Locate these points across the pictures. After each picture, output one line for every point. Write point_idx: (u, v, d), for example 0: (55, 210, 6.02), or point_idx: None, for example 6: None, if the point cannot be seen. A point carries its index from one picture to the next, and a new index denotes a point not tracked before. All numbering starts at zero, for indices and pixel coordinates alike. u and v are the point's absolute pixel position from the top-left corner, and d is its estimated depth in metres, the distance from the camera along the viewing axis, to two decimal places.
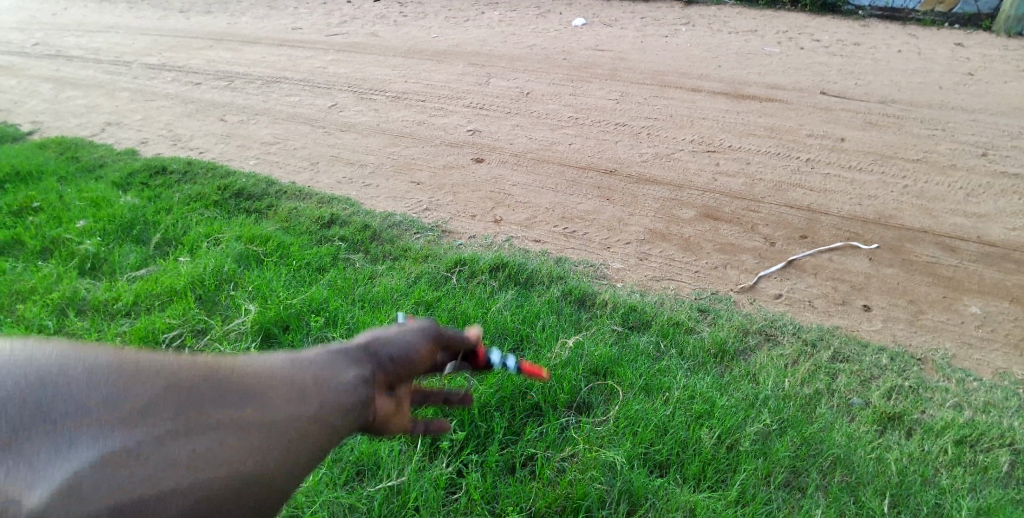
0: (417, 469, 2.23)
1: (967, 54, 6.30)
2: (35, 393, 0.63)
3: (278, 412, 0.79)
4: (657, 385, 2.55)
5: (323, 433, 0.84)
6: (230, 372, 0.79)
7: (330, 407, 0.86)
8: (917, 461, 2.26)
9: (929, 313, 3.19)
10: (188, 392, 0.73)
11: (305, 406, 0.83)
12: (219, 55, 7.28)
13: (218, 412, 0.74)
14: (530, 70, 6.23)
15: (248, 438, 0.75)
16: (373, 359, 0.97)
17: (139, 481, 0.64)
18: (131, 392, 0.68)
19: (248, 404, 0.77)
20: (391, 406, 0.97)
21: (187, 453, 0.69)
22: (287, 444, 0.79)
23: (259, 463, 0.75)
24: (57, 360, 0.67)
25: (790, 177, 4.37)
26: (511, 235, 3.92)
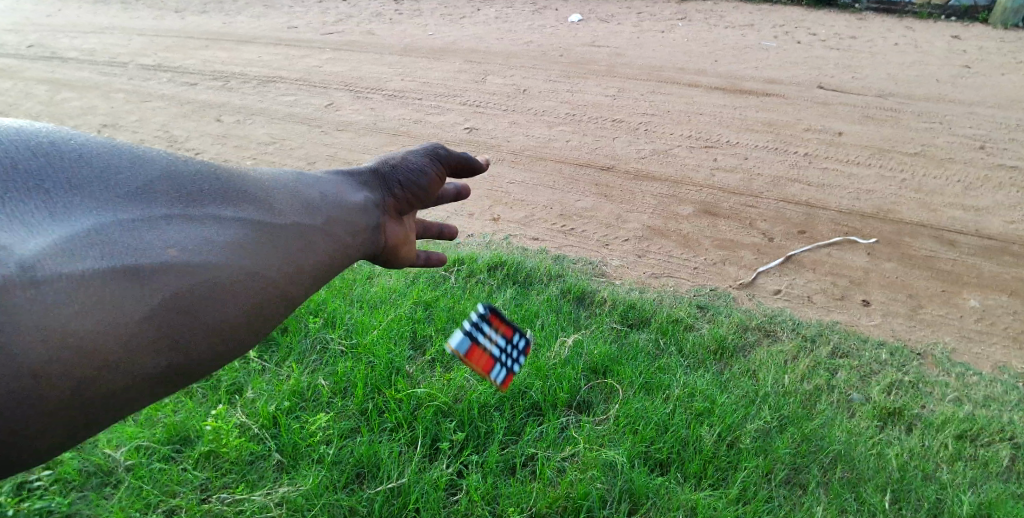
0: (418, 470, 2.23)
1: (964, 47, 6.29)
2: (28, 188, 0.82)
3: (237, 214, 0.98)
4: (657, 383, 2.55)
5: (285, 234, 1.02)
6: (188, 175, 0.98)
7: (283, 215, 1.05)
8: (918, 457, 2.26)
9: (928, 307, 3.19)
10: (155, 190, 0.91)
11: (262, 212, 1.02)
12: (214, 55, 7.25)
13: (182, 204, 0.92)
14: (527, 67, 6.20)
15: (214, 227, 0.93)
16: (381, 185, 1.37)
17: (128, 245, 0.81)
18: (105, 186, 0.87)
19: (210, 201, 0.96)
20: (401, 230, 1.37)
21: (166, 232, 0.86)
22: (252, 239, 0.96)
23: (233, 249, 0.92)
24: (37, 165, 0.86)
25: (788, 172, 4.37)
26: (509, 233, 3.91)
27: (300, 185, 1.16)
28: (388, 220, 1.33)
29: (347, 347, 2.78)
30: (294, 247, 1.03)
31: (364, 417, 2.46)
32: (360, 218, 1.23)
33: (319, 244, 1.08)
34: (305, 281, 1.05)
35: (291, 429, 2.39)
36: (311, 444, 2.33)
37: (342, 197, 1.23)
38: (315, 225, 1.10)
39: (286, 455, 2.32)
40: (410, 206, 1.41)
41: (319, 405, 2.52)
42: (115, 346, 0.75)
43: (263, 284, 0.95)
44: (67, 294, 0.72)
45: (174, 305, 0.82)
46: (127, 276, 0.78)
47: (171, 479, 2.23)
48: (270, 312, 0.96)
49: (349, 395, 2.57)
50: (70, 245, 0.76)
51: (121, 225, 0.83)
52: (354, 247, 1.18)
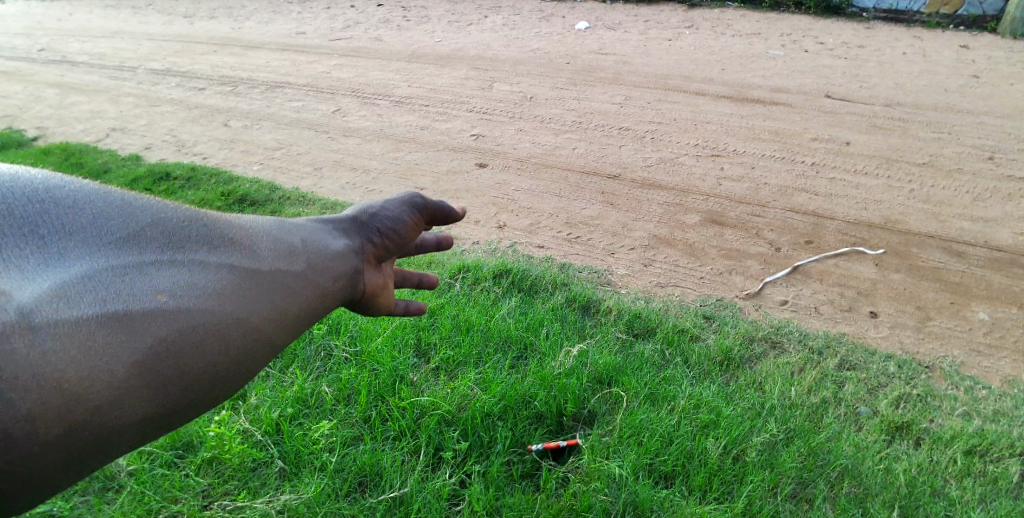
0: (420, 479, 2.22)
1: (973, 57, 6.26)
2: (22, 235, 0.82)
3: (223, 259, 0.98)
4: (662, 394, 2.53)
5: (268, 281, 1.03)
6: (176, 219, 0.99)
7: (268, 260, 1.06)
8: (926, 472, 2.23)
9: (937, 319, 3.16)
10: (144, 235, 0.92)
11: (248, 258, 1.03)
12: (222, 60, 7.29)
13: (170, 248, 0.93)
14: (533, 75, 6.22)
15: (202, 272, 0.93)
16: (358, 232, 1.35)
17: (117, 290, 0.82)
18: (92, 233, 0.88)
19: (196, 245, 0.97)
20: (379, 276, 1.36)
21: (155, 278, 0.87)
22: (237, 285, 0.97)
23: (218, 296, 0.93)
24: (32, 211, 0.86)
25: (795, 182, 4.35)
26: (515, 241, 3.90)
27: (284, 230, 1.17)
28: (366, 267, 1.32)
29: (351, 354, 2.77)
30: (278, 291, 1.04)
31: (367, 426, 2.45)
32: (340, 264, 1.24)
33: (303, 289, 1.10)
34: (288, 326, 1.05)
35: (294, 436, 2.38)
36: (314, 451, 2.32)
37: (321, 244, 1.23)
38: (298, 270, 1.11)
39: (288, 463, 2.31)
40: (388, 253, 1.39)
41: (322, 412, 2.51)
42: (104, 393, 0.75)
43: (248, 329, 0.96)
44: (60, 341, 0.72)
45: (163, 350, 0.83)
46: (115, 325, 0.78)
47: (173, 485, 2.22)
48: (253, 357, 0.97)
49: (352, 402, 2.56)
50: (62, 291, 0.77)
51: (111, 271, 0.83)
52: (334, 292, 1.20)
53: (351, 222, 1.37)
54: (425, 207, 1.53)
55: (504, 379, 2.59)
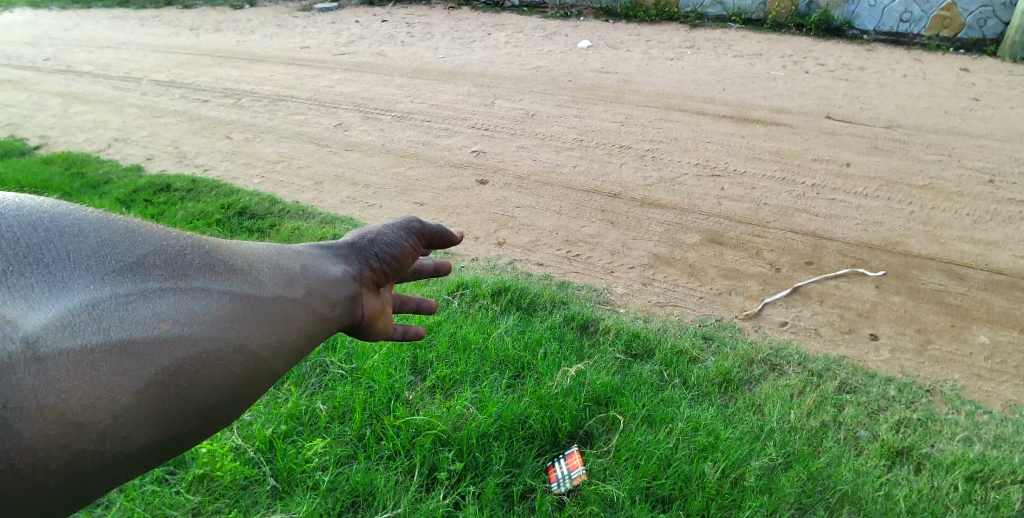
0: (414, 501, 2.19)
1: (973, 80, 6.29)
2: (27, 263, 0.82)
3: (225, 287, 1.00)
4: (660, 416, 2.51)
5: (269, 308, 1.04)
6: (178, 248, 1.00)
7: (269, 287, 1.08)
8: (927, 499, 2.20)
9: (937, 342, 3.14)
10: (148, 262, 0.93)
11: (249, 285, 1.04)
12: (227, 73, 7.34)
13: (173, 276, 0.94)
14: (536, 92, 6.25)
15: (204, 299, 0.95)
16: (357, 259, 1.39)
17: (122, 318, 0.82)
18: (96, 260, 0.88)
19: (199, 273, 0.98)
20: (377, 301, 1.39)
21: (160, 306, 0.88)
22: (238, 312, 0.98)
23: (220, 324, 0.94)
24: (36, 239, 0.86)
25: (795, 202, 4.35)
26: (514, 258, 3.89)
27: (283, 258, 1.19)
28: (364, 292, 1.35)
29: (347, 371, 2.75)
30: (279, 318, 1.05)
31: (361, 444, 2.43)
32: (339, 289, 1.26)
33: (302, 316, 1.11)
34: (289, 351, 1.06)
35: (287, 454, 2.35)
36: (307, 470, 2.29)
37: (321, 270, 1.26)
38: (298, 296, 1.13)
39: (281, 481, 2.29)
40: (386, 278, 1.44)
41: (316, 430, 2.48)
42: (107, 422, 0.75)
43: (250, 356, 0.97)
44: (65, 371, 0.72)
45: (166, 378, 0.83)
46: (120, 353, 0.79)
47: (163, 501, 2.19)
48: (255, 382, 0.98)
49: (347, 420, 2.53)
50: (68, 320, 0.77)
51: (115, 299, 0.84)
52: (334, 317, 1.22)
53: (350, 248, 1.41)
54: (422, 231, 1.60)
55: (500, 399, 2.57)
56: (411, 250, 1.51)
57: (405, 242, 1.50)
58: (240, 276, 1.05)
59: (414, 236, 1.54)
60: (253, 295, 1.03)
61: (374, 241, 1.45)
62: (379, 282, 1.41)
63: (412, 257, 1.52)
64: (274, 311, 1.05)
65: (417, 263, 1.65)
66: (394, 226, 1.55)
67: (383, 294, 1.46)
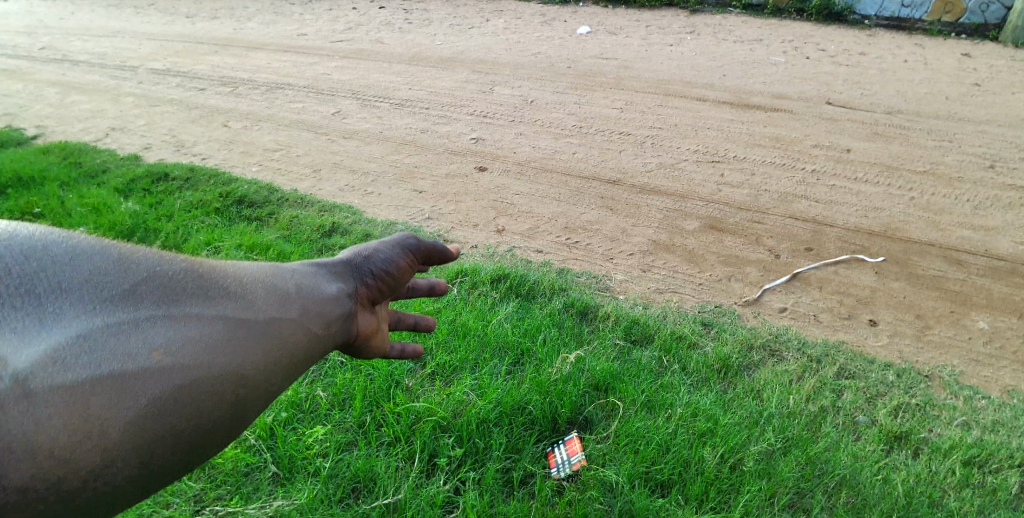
0: (414, 486, 2.20)
1: (974, 65, 6.25)
2: (18, 295, 0.85)
3: (218, 313, 1.03)
4: (659, 402, 2.51)
5: (261, 332, 1.07)
6: (171, 274, 1.03)
7: (261, 309, 1.10)
8: (924, 483, 2.21)
9: (936, 328, 3.14)
10: (140, 291, 0.96)
11: (242, 308, 1.07)
12: (224, 61, 7.28)
13: (165, 303, 0.97)
14: (534, 79, 6.21)
15: (195, 327, 0.98)
16: (353, 276, 1.40)
17: (111, 353, 0.85)
18: (86, 293, 0.91)
19: (190, 300, 1.01)
20: (372, 319, 1.41)
21: (150, 336, 0.91)
22: (230, 337, 1.01)
23: (212, 351, 0.97)
24: (29, 269, 0.89)
25: (795, 188, 4.33)
26: (513, 245, 3.89)
27: (278, 278, 1.22)
28: (358, 310, 1.37)
29: (347, 358, 2.75)
30: (271, 341, 1.08)
31: (361, 431, 2.44)
32: (332, 308, 1.28)
33: (296, 337, 1.14)
34: (280, 374, 1.10)
35: (288, 441, 2.36)
36: (307, 457, 2.30)
37: (316, 288, 1.28)
38: (291, 317, 1.16)
39: (282, 468, 2.29)
40: (382, 295, 1.45)
41: (316, 417, 2.49)
42: (95, 457, 0.78)
43: (241, 382, 1.00)
44: (54, 409, 0.76)
45: (155, 411, 0.86)
46: (108, 390, 0.82)
47: (165, 488, 2.20)
48: (246, 407, 1.01)
49: (347, 407, 2.54)
50: (58, 355, 0.80)
51: (107, 332, 0.87)
52: (328, 335, 1.24)
53: (347, 264, 1.43)
54: (419, 248, 1.57)
55: (500, 385, 2.58)
56: (410, 265, 1.53)
57: (403, 256, 1.51)
58: (232, 300, 1.08)
59: (416, 251, 1.55)
60: (244, 321, 1.06)
61: (371, 256, 1.46)
62: (376, 299, 1.43)
63: (411, 271, 1.53)
64: (265, 335, 1.08)
65: (413, 281, 1.64)
66: (394, 240, 1.55)
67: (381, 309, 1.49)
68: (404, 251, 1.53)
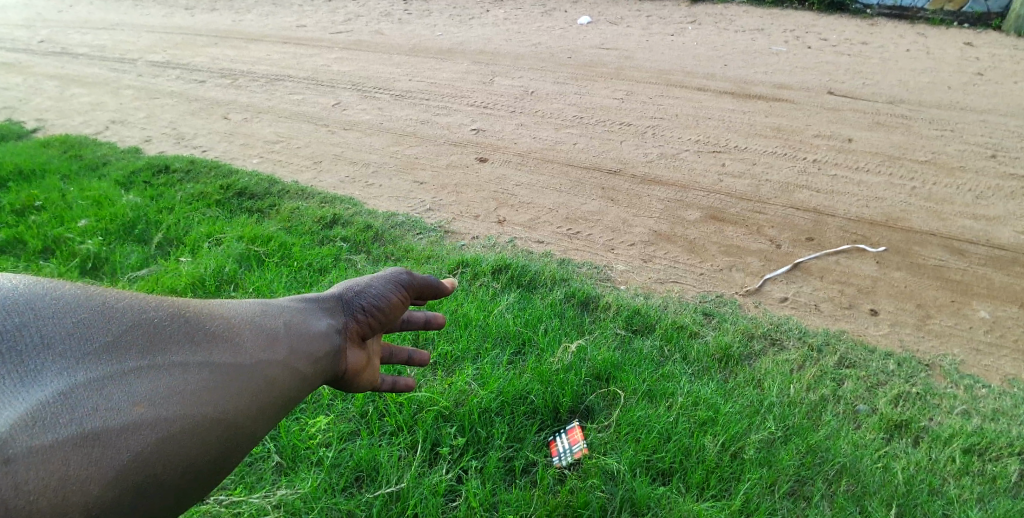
0: (417, 475, 2.22)
1: (976, 54, 6.22)
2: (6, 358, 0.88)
3: (202, 360, 1.07)
4: (660, 391, 2.52)
5: (244, 376, 1.12)
6: (155, 323, 1.07)
7: (245, 353, 1.15)
8: (924, 471, 2.22)
9: (937, 317, 3.15)
10: (123, 344, 1.00)
11: (226, 354, 1.12)
12: (223, 53, 7.26)
13: (149, 353, 1.01)
14: (535, 69, 6.19)
15: (178, 376, 1.01)
16: (342, 312, 1.48)
17: (95, 408, 0.89)
18: (71, 348, 0.95)
19: (174, 349, 1.05)
20: (361, 355, 1.49)
21: (133, 388, 0.95)
22: (213, 383, 1.05)
23: (197, 398, 1.01)
24: (16, 329, 0.93)
25: (796, 178, 4.33)
26: (514, 236, 3.88)
27: (262, 319, 1.27)
28: (347, 346, 1.44)
29: None
30: (254, 385, 1.12)
31: (363, 420, 2.45)
32: (320, 345, 1.34)
33: (279, 379, 1.18)
34: (263, 416, 1.14)
35: (291, 431, 2.36)
36: (310, 446, 2.31)
37: (304, 326, 1.34)
38: (275, 358, 1.20)
39: (285, 458, 2.30)
40: (372, 330, 1.52)
41: (318, 407, 2.49)
42: (80, 510, 0.81)
43: (224, 427, 1.04)
44: (38, 468, 0.78)
45: (139, 463, 0.89)
46: (91, 444, 0.85)
47: None
48: (232, 448, 1.05)
49: (349, 397, 2.55)
50: (37, 415, 0.83)
51: (89, 388, 0.91)
52: (313, 372, 1.30)
53: (336, 301, 1.50)
54: (412, 283, 1.66)
55: (502, 375, 2.59)
56: (400, 300, 1.60)
57: (393, 292, 1.59)
58: (217, 345, 1.12)
59: (406, 286, 1.63)
60: (228, 366, 1.10)
61: (361, 293, 1.54)
62: (364, 334, 1.50)
63: (403, 305, 1.61)
64: (248, 378, 1.12)
65: (409, 315, 1.72)
66: (385, 276, 1.64)
67: (370, 343, 1.55)
68: (396, 286, 1.61)
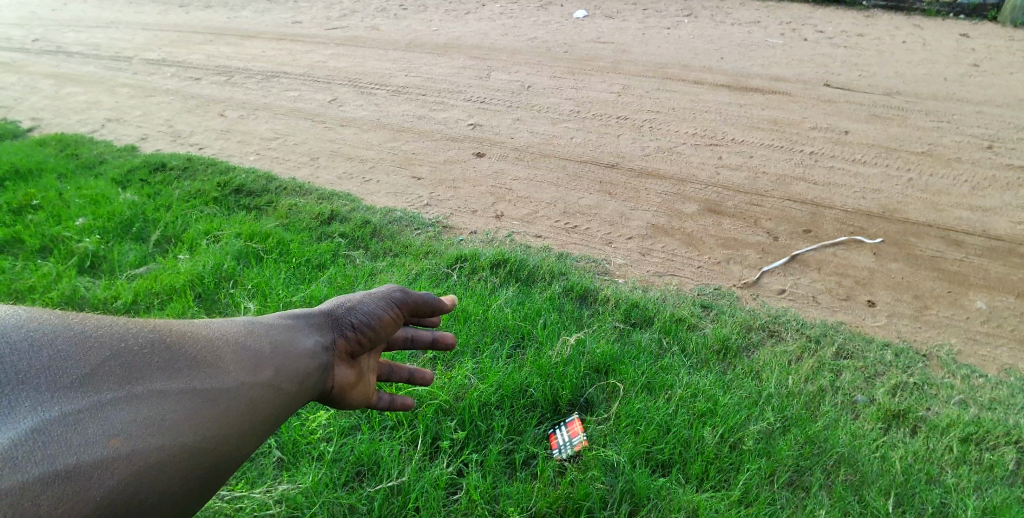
0: (418, 469, 2.23)
1: (972, 45, 6.22)
2: None
3: (182, 386, 1.08)
4: (659, 383, 2.54)
5: (227, 402, 1.13)
6: (134, 349, 1.08)
7: (227, 376, 1.17)
8: (921, 460, 2.24)
9: (934, 308, 3.16)
10: (102, 373, 1.01)
11: (209, 378, 1.13)
12: (218, 50, 7.23)
13: (128, 382, 1.02)
14: (531, 64, 6.18)
15: (159, 404, 1.02)
16: (331, 328, 1.52)
17: (72, 442, 0.89)
18: (47, 381, 0.95)
19: (154, 376, 1.06)
20: (350, 372, 1.54)
21: (112, 418, 0.95)
22: (194, 409, 1.06)
23: (177, 426, 1.02)
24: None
25: (794, 171, 4.34)
26: (513, 231, 3.89)
27: (247, 340, 1.28)
28: (335, 363, 1.49)
29: None
30: (236, 407, 1.14)
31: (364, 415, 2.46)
32: (306, 363, 1.38)
33: (262, 402, 1.20)
34: (245, 439, 1.15)
35: (291, 426, 2.37)
36: (312, 441, 2.32)
37: (291, 344, 1.38)
38: (258, 379, 1.22)
39: (286, 453, 2.31)
40: (361, 348, 1.57)
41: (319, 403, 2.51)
42: None
43: (206, 453, 1.05)
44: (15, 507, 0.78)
45: (119, 494, 0.90)
46: (67, 479, 0.85)
47: None
48: (212, 474, 1.07)
49: None
50: (13, 452, 0.83)
51: (65, 421, 0.91)
52: (297, 392, 1.32)
53: (327, 317, 1.55)
54: (406, 300, 1.74)
55: (501, 369, 2.60)
56: (391, 318, 1.65)
57: (384, 310, 1.64)
58: (201, 368, 1.14)
59: (397, 306, 1.68)
60: (210, 390, 1.11)
61: (351, 310, 1.59)
62: (353, 351, 1.54)
63: (392, 325, 1.66)
64: (230, 402, 1.13)
65: (415, 333, 1.78)
66: (378, 295, 1.69)
67: (360, 360, 1.60)
68: (388, 306, 1.67)
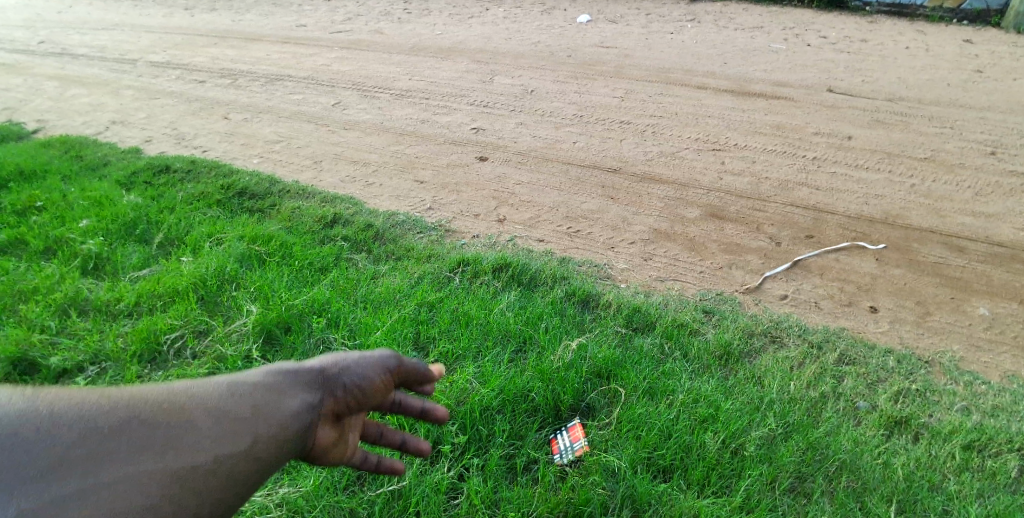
0: (419, 473, 2.22)
1: (976, 52, 6.22)
2: None
3: (148, 471, 0.93)
4: (661, 388, 2.53)
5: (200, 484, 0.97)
6: (95, 430, 0.93)
7: (202, 453, 1.00)
8: (923, 467, 2.23)
9: (936, 314, 3.16)
10: (53, 459, 0.87)
11: (181, 457, 0.98)
12: (223, 53, 7.26)
13: (80, 472, 0.87)
14: (534, 68, 6.19)
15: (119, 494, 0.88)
16: (319, 389, 1.29)
17: None
18: None
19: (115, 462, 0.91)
20: (333, 433, 1.31)
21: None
22: (159, 495, 0.92)
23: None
24: None
25: (796, 176, 4.33)
26: (515, 235, 3.89)
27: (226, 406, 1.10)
28: (319, 427, 1.26)
29: (351, 348, 2.80)
30: (211, 490, 0.99)
31: None
32: (292, 430, 1.17)
33: (242, 479, 1.04)
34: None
35: None
36: None
37: (276, 408, 1.17)
38: (240, 453, 1.05)
39: None
40: (348, 412, 1.35)
41: None
42: None
43: None
44: None
45: None
46: None
47: None
48: None
49: None
50: None
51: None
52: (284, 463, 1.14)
53: (317, 374, 1.32)
54: (404, 367, 1.51)
55: (503, 373, 2.60)
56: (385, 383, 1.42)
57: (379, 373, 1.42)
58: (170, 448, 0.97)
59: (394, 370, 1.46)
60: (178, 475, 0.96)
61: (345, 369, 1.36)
62: (341, 417, 1.32)
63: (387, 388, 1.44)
64: (202, 485, 0.98)
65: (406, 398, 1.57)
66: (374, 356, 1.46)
67: (350, 425, 1.39)
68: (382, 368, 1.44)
